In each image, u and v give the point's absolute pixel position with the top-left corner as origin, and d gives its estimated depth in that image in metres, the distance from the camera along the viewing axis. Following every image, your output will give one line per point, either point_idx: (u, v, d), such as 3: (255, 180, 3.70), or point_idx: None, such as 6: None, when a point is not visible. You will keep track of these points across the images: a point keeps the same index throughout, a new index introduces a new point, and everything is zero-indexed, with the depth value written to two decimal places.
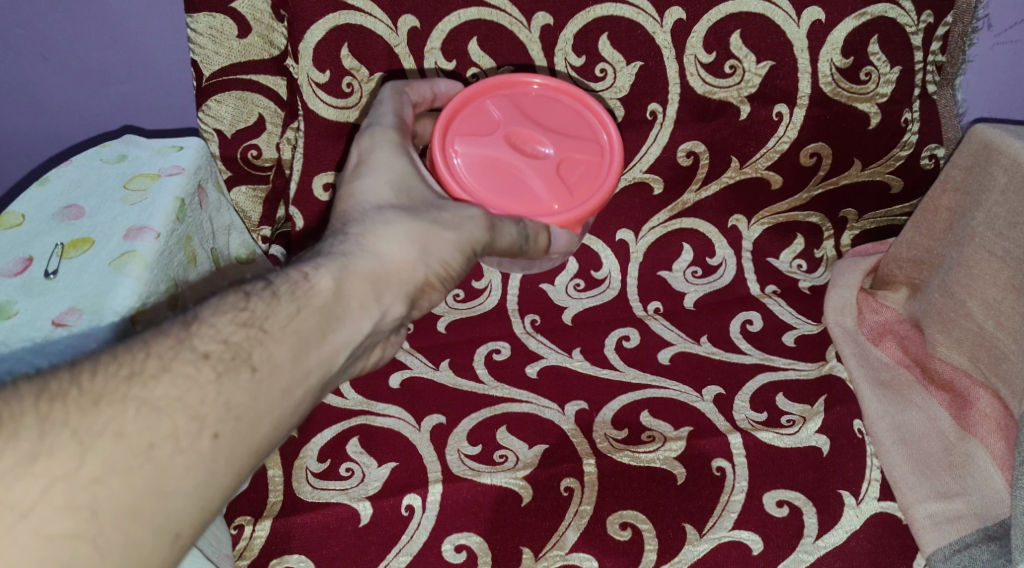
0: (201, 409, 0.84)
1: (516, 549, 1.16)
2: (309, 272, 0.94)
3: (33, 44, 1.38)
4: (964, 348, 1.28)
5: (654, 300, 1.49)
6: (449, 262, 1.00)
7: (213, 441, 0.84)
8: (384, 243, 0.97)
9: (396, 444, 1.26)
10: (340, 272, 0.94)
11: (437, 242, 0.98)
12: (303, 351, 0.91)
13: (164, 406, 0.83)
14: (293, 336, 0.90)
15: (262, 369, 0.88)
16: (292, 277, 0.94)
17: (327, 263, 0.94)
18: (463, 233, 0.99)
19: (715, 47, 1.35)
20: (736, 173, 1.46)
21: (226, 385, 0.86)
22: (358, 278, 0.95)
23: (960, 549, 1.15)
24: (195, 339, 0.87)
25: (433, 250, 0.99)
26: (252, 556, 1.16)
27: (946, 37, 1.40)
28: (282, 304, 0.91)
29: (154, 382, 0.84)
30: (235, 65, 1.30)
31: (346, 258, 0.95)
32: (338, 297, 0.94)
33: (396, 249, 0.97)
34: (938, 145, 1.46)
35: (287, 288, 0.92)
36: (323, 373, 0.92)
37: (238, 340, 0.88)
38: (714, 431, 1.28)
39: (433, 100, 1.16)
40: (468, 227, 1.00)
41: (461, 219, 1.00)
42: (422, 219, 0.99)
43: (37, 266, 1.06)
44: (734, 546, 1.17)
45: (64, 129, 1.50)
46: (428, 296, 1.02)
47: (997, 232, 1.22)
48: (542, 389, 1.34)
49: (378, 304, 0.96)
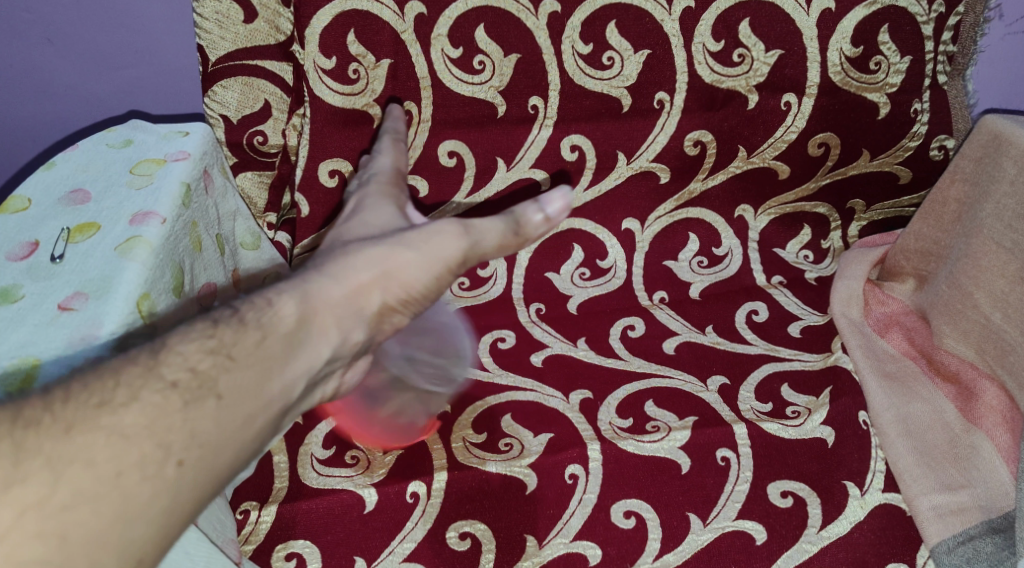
0: (168, 437, 0.82)
1: (521, 536, 1.16)
2: (273, 298, 0.91)
3: (37, 27, 1.35)
4: (970, 339, 1.27)
5: (660, 289, 1.49)
6: (412, 283, 0.96)
7: (178, 468, 0.82)
8: (347, 266, 0.94)
9: (395, 431, 1.25)
10: (303, 297, 0.91)
11: (400, 262, 0.96)
12: (266, 378, 0.88)
13: (137, 434, 0.82)
14: (257, 363, 0.88)
15: (227, 397, 0.85)
16: (257, 302, 0.91)
17: (290, 288, 0.92)
18: (432, 251, 0.97)
19: (724, 36, 1.35)
20: (743, 163, 1.45)
21: (192, 413, 0.84)
22: (322, 304, 0.92)
23: (964, 540, 1.14)
24: (164, 366, 0.85)
25: (395, 272, 0.95)
26: (258, 541, 1.16)
27: (958, 27, 1.40)
28: (248, 331, 0.89)
29: (123, 409, 0.82)
30: (240, 51, 1.29)
31: (308, 283, 0.93)
32: (302, 324, 0.91)
33: (357, 272, 0.94)
34: (948, 136, 1.46)
35: (253, 315, 0.90)
36: (284, 402, 0.89)
37: (206, 369, 0.86)
38: (719, 420, 1.27)
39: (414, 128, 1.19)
40: (437, 245, 0.97)
41: (431, 237, 0.97)
42: (389, 241, 0.97)
43: (43, 251, 1.05)
44: (737, 536, 1.17)
45: (69, 116, 1.46)
46: (391, 321, 0.98)
47: (1005, 224, 1.21)
48: (547, 377, 1.34)
49: (341, 329, 0.93)
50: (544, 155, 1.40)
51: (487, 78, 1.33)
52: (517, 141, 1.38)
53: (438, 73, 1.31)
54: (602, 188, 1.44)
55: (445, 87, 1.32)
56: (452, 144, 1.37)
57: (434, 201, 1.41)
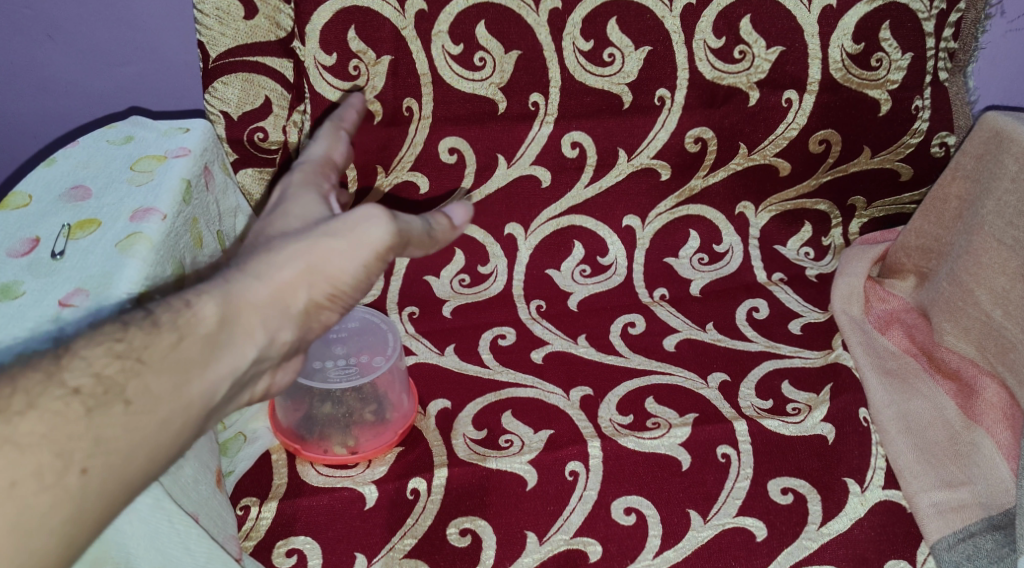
0: (68, 445, 0.78)
1: (521, 533, 1.16)
2: (191, 299, 0.86)
3: (38, 23, 1.36)
4: (971, 336, 1.26)
5: (660, 287, 1.48)
6: (340, 275, 0.92)
7: (81, 477, 0.78)
8: (269, 264, 0.90)
9: (378, 426, 1.24)
10: (223, 298, 0.87)
11: (324, 254, 0.91)
12: (184, 381, 0.83)
13: (33, 444, 0.77)
14: (173, 367, 0.83)
15: (136, 403, 0.81)
16: (174, 304, 0.86)
17: (210, 289, 0.88)
18: (355, 240, 0.92)
19: (725, 32, 1.35)
20: (744, 160, 1.45)
21: (97, 420, 0.79)
22: (246, 304, 0.88)
23: (964, 537, 1.13)
24: (66, 372, 0.81)
25: (320, 265, 0.91)
26: (259, 537, 1.15)
27: (959, 24, 1.40)
28: (163, 333, 0.84)
29: (17, 418, 0.78)
30: (240, 48, 1.28)
31: (231, 283, 0.89)
32: (223, 324, 0.86)
33: (280, 270, 0.90)
34: (949, 132, 1.46)
35: (168, 316, 0.85)
36: (207, 404, 0.84)
37: (111, 374, 0.81)
38: (720, 417, 1.28)
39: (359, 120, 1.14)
40: (360, 231, 0.92)
41: (353, 225, 0.93)
42: (311, 233, 0.92)
43: (44, 247, 1.05)
44: (738, 532, 1.16)
45: (69, 113, 1.46)
46: (322, 318, 0.94)
47: (1007, 221, 1.21)
48: (547, 374, 1.34)
49: (269, 328, 0.88)
50: (544, 152, 1.39)
51: (488, 75, 1.33)
52: (517, 138, 1.38)
53: (439, 70, 1.31)
54: (603, 184, 1.43)
55: (445, 83, 1.32)
56: (452, 141, 1.37)
57: (435, 198, 1.41)
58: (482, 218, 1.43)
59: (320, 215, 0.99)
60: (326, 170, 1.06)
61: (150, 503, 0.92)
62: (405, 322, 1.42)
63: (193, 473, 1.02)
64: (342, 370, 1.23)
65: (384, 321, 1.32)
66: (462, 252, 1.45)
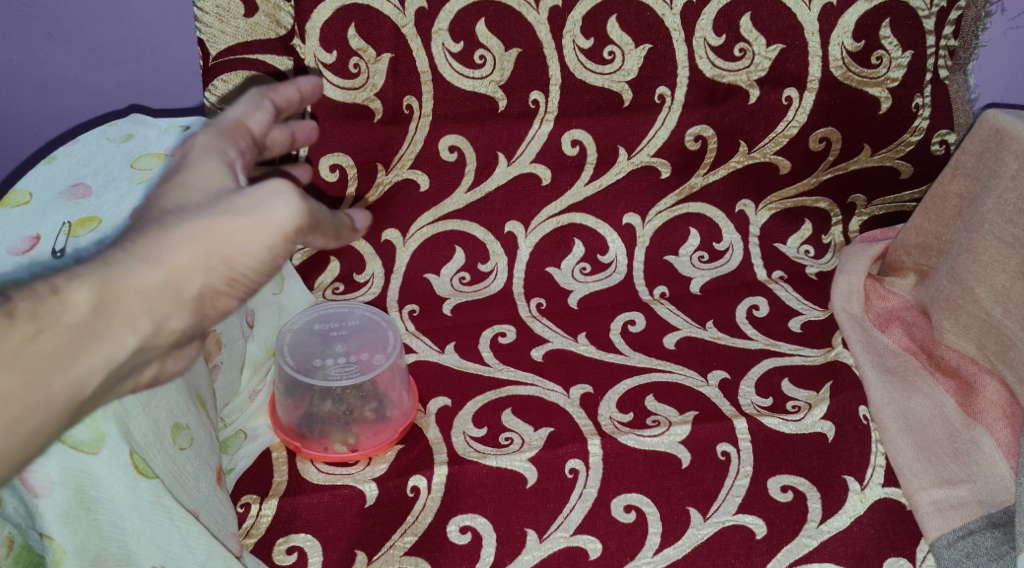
0: None
1: (521, 530, 1.16)
2: (61, 284, 0.76)
3: (38, 22, 1.35)
4: (971, 334, 1.26)
5: (660, 284, 1.48)
6: (241, 258, 0.81)
7: None
8: (160, 245, 0.79)
9: (378, 424, 1.24)
10: (103, 282, 0.77)
11: (223, 235, 0.80)
12: (44, 377, 0.74)
13: None
14: (31, 363, 0.74)
15: None
16: (37, 290, 0.75)
17: (88, 270, 0.77)
18: (260, 219, 0.81)
19: (725, 30, 1.35)
20: (744, 158, 1.45)
21: None
22: (127, 289, 0.77)
23: (964, 535, 1.13)
24: None
25: (217, 247, 0.80)
26: (259, 535, 1.15)
27: (959, 22, 1.41)
28: (20, 324, 0.73)
29: None
30: (241, 46, 1.27)
31: (112, 263, 0.78)
32: (99, 312, 0.76)
33: (172, 251, 0.79)
34: (949, 130, 1.47)
35: (31, 305, 0.74)
36: (72, 395, 0.76)
37: None
38: (720, 415, 1.28)
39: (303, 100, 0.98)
40: (266, 210, 0.81)
41: (258, 201, 0.81)
42: (212, 209, 0.81)
43: (45, 245, 1.04)
44: (738, 530, 1.16)
45: (70, 110, 1.45)
46: (219, 304, 0.84)
47: (1007, 219, 1.20)
48: (547, 371, 1.34)
49: (155, 315, 0.79)
50: (544, 150, 1.39)
51: (488, 73, 1.33)
52: (517, 135, 1.38)
53: (440, 68, 1.31)
54: (603, 182, 1.43)
55: (445, 81, 1.32)
56: (453, 139, 1.37)
57: (435, 196, 1.40)
58: (483, 215, 1.43)
59: (225, 187, 0.85)
60: (239, 135, 0.90)
61: (151, 501, 0.92)
62: (405, 320, 1.42)
63: (194, 471, 1.02)
64: (342, 367, 1.23)
65: (385, 318, 1.32)
66: (462, 250, 1.44)
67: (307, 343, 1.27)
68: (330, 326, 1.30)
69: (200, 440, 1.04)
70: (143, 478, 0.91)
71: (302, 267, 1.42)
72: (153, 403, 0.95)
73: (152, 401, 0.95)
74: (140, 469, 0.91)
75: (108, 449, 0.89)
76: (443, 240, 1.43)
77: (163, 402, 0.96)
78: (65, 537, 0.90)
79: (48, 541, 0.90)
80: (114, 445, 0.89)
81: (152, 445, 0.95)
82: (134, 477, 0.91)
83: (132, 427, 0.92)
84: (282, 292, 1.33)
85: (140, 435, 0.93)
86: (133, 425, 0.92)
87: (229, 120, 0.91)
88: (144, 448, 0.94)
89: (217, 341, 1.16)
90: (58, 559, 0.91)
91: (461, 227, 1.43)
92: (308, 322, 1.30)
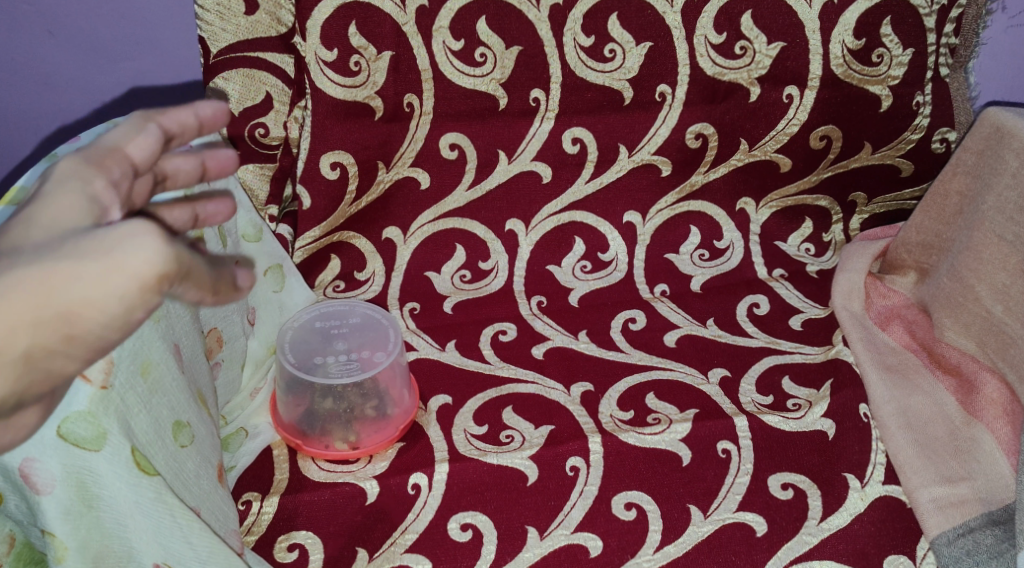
0: None
1: (522, 528, 1.16)
2: None
3: (39, 19, 1.35)
4: (971, 332, 1.26)
5: (661, 282, 1.49)
6: (83, 311, 0.70)
7: None
8: None
9: (378, 422, 1.24)
10: None
11: (61, 282, 0.70)
12: None
13: None
14: None
15: None
16: None
17: None
18: (107, 265, 0.70)
19: (726, 28, 1.35)
20: (745, 155, 1.45)
21: None
22: None
23: (964, 533, 1.13)
24: None
25: (55, 296, 0.70)
26: (260, 532, 1.15)
27: (959, 20, 1.41)
28: None
29: None
30: (242, 43, 1.28)
31: None
32: None
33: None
34: (950, 128, 1.47)
35: None
36: None
37: None
38: (720, 413, 1.28)
39: (201, 128, 0.86)
40: (116, 254, 0.70)
41: (108, 245, 0.70)
42: (55, 253, 0.71)
43: None
44: (738, 527, 1.16)
45: (70, 108, 1.45)
46: (55, 365, 0.72)
47: (1007, 216, 1.20)
48: (547, 369, 1.35)
49: None
50: (545, 148, 1.39)
51: (488, 71, 1.33)
52: (517, 134, 1.38)
53: (440, 65, 1.31)
54: (604, 180, 1.43)
55: (446, 79, 1.32)
56: (453, 137, 1.37)
57: (436, 194, 1.40)
58: (483, 213, 1.43)
59: (80, 225, 0.75)
60: (112, 162, 0.79)
61: (152, 498, 0.92)
62: (405, 318, 1.42)
63: (194, 468, 1.02)
64: (342, 365, 1.23)
65: (385, 315, 1.32)
66: (462, 248, 1.44)
67: (308, 341, 1.27)
68: (331, 324, 1.30)
69: (202, 437, 1.05)
70: (143, 475, 0.91)
71: (302, 266, 1.40)
72: (153, 400, 0.97)
73: (151, 399, 0.96)
74: (140, 465, 0.91)
75: (110, 446, 0.89)
76: (443, 237, 1.43)
77: (162, 400, 0.98)
78: (66, 534, 0.90)
79: (49, 538, 0.90)
80: (115, 442, 0.89)
81: (152, 442, 0.95)
82: (134, 474, 0.91)
83: (133, 424, 0.93)
84: (282, 291, 1.34)
85: (141, 432, 0.94)
86: (134, 422, 0.93)
87: (109, 145, 0.80)
88: (145, 446, 0.95)
89: (218, 339, 1.20)
90: (59, 556, 0.91)
91: (461, 225, 1.43)
92: (309, 319, 1.30)
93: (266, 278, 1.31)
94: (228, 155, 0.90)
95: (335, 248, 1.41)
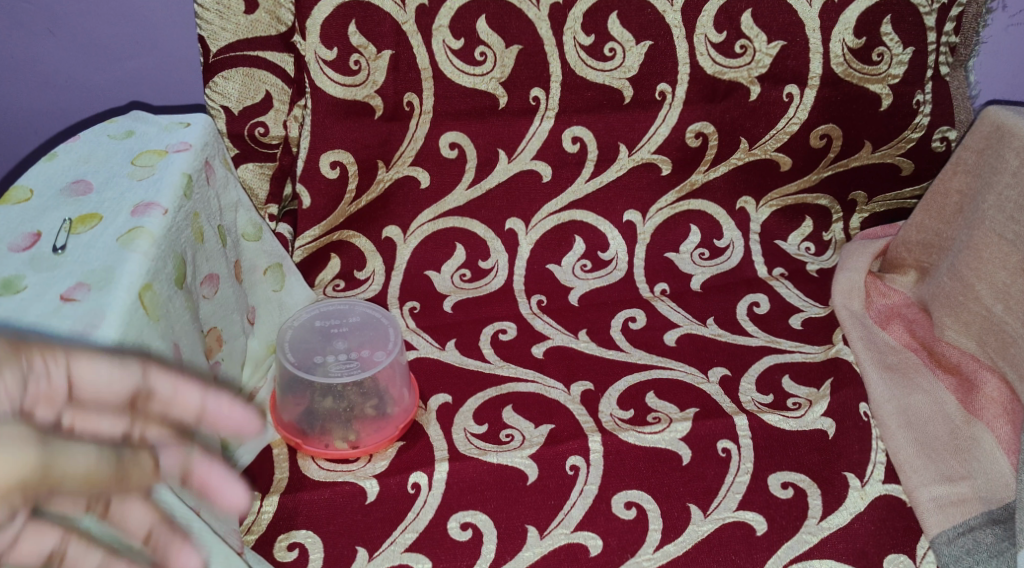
0: None
1: (522, 527, 1.16)
2: None
3: (38, 18, 1.35)
4: (971, 331, 1.26)
5: (661, 281, 1.49)
6: None
7: None
8: None
9: (378, 421, 1.24)
10: None
11: None
12: None
13: None
14: None
15: None
16: None
17: None
18: None
19: (726, 27, 1.35)
20: (745, 154, 1.45)
21: None
22: None
23: (964, 532, 1.13)
24: None
25: None
26: (260, 531, 1.15)
27: (960, 19, 1.40)
28: None
29: None
30: (241, 42, 1.28)
31: None
32: None
33: None
34: (950, 127, 1.47)
35: None
36: None
37: None
38: (720, 412, 1.28)
39: (191, 416, 0.75)
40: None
41: None
42: None
43: (45, 242, 1.02)
44: (738, 526, 1.16)
45: (70, 106, 1.45)
46: None
47: (1007, 215, 1.20)
48: (547, 368, 1.35)
49: None
50: (545, 147, 1.39)
51: (488, 70, 1.32)
52: (517, 133, 1.38)
53: (440, 64, 1.31)
54: (604, 178, 1.43)
55: (446, 78, 1.32)
56: (453, 136, 1.37)
57: (436, 193, 1.40)
58: (483, 212, 1.43)
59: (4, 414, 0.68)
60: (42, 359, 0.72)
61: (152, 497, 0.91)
62: (405, 317, 1.42)
63: None
64: (342, 364, 1.23)
65: (385, 314, 1.32)
66: (463, 247, 1.44)
67: (307, 340, 1.27)
68: (331, 323, 1.30)
69: None
70: None
71: (302, 265, 1.40)
72: None
73: None
74: None
75: None
76: (443, 236, 1.43)
77: None
78: None
79: None
80: None
81: None
82: None
83: None
84: (281, 291, 1.33)
85: None
86: None
87: (62, 352, 0.73)
88: None
89: (218, 338, 1.19)
90: None
91: (461, 223, 1.43)
92: (308, 318, 1.30)
93: (266, 277, 1.31)
94: (250, 421, 0.77)
95: (335, 246, 1.41)
